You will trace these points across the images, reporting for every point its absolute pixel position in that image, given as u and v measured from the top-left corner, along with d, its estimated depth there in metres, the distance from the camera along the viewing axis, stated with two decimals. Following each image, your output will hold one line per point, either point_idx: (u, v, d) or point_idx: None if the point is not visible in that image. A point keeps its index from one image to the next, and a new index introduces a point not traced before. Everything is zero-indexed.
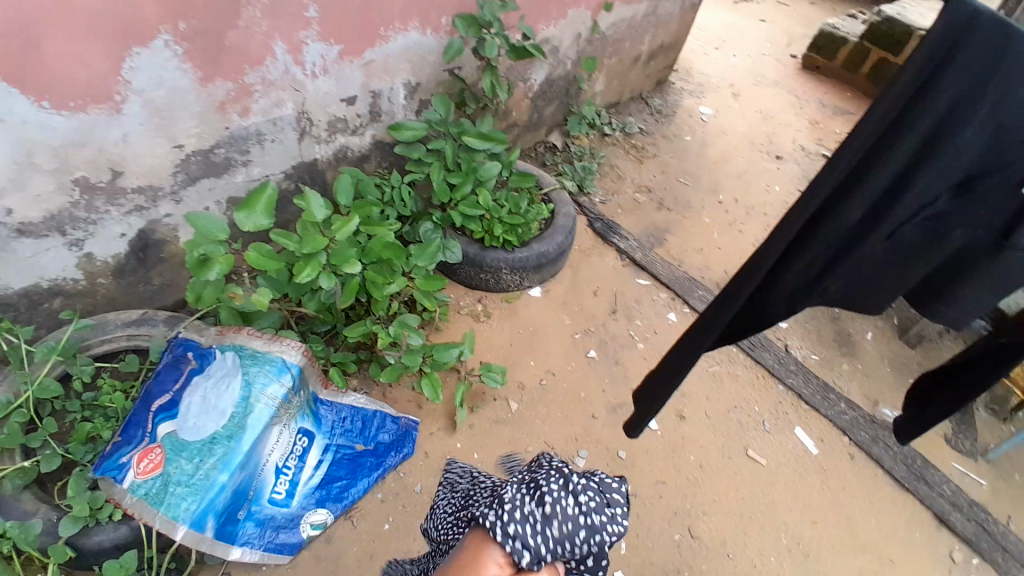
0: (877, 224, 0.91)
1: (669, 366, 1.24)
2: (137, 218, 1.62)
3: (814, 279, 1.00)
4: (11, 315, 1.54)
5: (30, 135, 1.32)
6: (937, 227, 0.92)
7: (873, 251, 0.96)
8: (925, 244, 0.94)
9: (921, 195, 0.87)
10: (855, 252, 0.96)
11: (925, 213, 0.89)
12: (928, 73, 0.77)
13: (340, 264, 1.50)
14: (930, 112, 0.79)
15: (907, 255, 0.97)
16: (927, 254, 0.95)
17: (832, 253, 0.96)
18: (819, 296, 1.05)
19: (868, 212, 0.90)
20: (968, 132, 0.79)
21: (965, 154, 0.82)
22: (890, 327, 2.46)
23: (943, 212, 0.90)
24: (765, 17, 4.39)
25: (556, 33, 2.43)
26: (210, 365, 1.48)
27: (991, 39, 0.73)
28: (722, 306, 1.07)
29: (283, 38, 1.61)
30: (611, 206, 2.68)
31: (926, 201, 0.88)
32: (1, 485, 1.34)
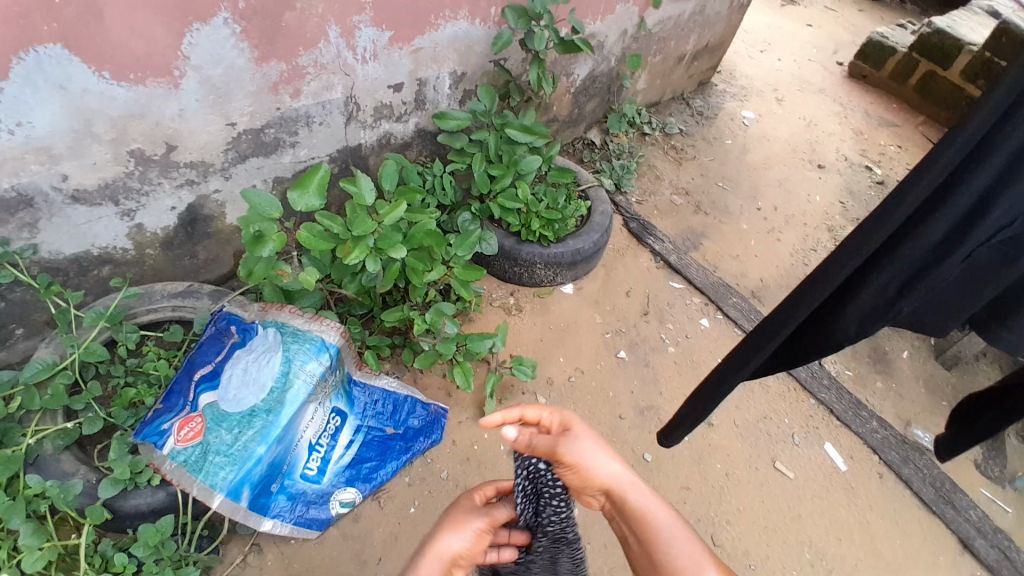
0: (957, 246, 0.88)
1: (707, 386, 1.19)
2: (187, 192, 1.65)
3: (885, 296, 0.96)
4: (61, 279, 1.58)
5: (91, 105, 1.35)
6: (1010, 251, 0.88)
7: (948, 273, 0.93)
8: (998, 264, 0.91)
9: (1005, 215, 0.84)
10: (934, 270, 0.92)
11: (1005, 233, 0.86)
12: (1015, 100, 0.72)
13: (387, 249, 1.52)
14: (1019, 135, 0.75)
15: (979, 278, 0.93)
16: (999, 275, 0.92)
17: (909, 272, 0.92)
18: (889, 318, 1.03)
19: (948, 234, 0.86)
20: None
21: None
22: (926, 346, 2.41)
23: (1022, 234, 0.86)
24: (812, 22, 4.29)
25: (603, 29, 2.41)
26: (252, 340, 1.53)
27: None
28: (774, 327, 1.00)
29: (337, 22, 1.62)
30: (646, 206, 2.65)
31: (1005, 221, 0.85)
32: (42, 444, 1.38)
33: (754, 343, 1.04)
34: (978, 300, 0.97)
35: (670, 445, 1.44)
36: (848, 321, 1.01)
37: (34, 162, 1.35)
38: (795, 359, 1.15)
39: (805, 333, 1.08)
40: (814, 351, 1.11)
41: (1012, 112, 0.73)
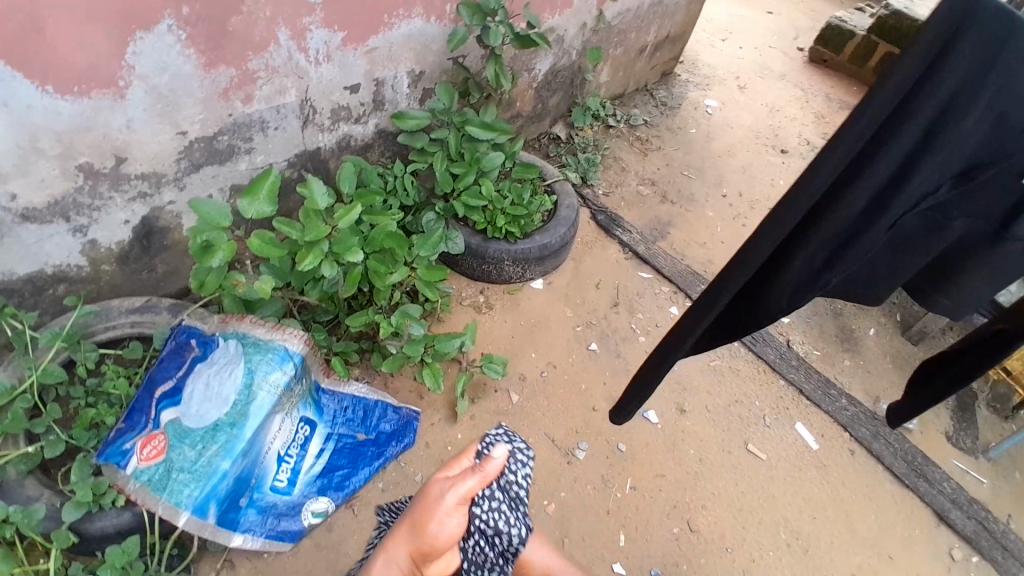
0: (878, 217, 0.89)
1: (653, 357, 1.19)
2: (141, 205, 1.61)
3: (816, 268, 0.97)
4: (15, 300, 1.54)
5: (34, 120, 1.31)
6: (938, 217, 0.91)
7: (876, 243, 0.93)
8: (926, 233, 0.93)
9: (924, 185, 0.85)
10: (857, 243, 0.92)
11: (929, 203, 0.88)
12: (928, 62, 0.74)
13: (342, 253, 1.50)
14: (934, 99, 0.76)
15: (908, 247, 0.96)
16: (929, 243, 0.94)
17: (834, 242, 0.92)
18: (823, 288, 1.02)
19: (870, 203, 0.87)
20: (970, 119, 0.78)
21: (966, 145, 0.82)
22: (892, 323, 2.45)
23: (945, 203, 0.89)
24: (772, 8, 4.34)
25: (561, 23, 2.41)
26: (214, 353, 1.50)
27: (995, 23, 0.71)
28: (713, 296, 1.00)
29: (286, 24, 1.60)
30: (614, 198, 2.66)
31: (928, 191, 0.88)
32: (4, 470, 1.34)
33: (695, 311, 1.04)
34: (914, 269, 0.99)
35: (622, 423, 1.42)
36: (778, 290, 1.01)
37: None
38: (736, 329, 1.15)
39: (739, 301, 1.08)
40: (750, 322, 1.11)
41: (926, 82, 0.75)
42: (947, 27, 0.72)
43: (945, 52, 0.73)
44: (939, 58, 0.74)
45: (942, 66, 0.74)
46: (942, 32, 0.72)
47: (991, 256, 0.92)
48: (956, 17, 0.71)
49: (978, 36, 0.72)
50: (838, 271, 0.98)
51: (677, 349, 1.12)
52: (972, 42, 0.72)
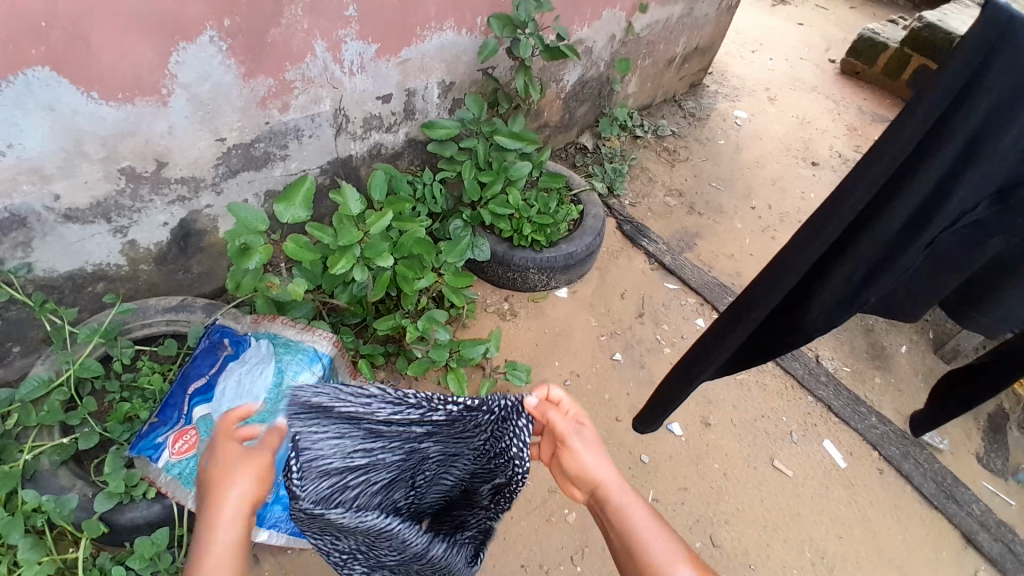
0: (917, 234, 0.88)
1: (680, 368, 1.19)
2: (179, 208, 1.67)
3: (853, 283, 0.96)
4: (55, 296, 1.60)
5: (80, 125, 1.37)
6: (974, 235, 0.90)
7: (912, 260, 0.93)
8: (964, 250, 0.93)
9: (961, 205, 0.84)
10: (895, 261, 0.92)
11: (966, 220, 0.88)
12: (965, 84, 0.72)
13: (374, 257, 1.53)
14: (972, 122, 0.75)
15: (943, 263, 0.96)
16: (967, 260, 0.94)
17: (873, 260, 0.92)
18: (859, 307, 1.02)
19: (907, 222, 0.86)
20: (1008, 139, 0.76)
21: (1006, 162, 0.80)
22: (925, 341, 2.39)
23: (983, 221, 0.88)
24: (804, 20, 4.30)
25: (590, 35, 2.43)
26: (246, 352, 1.55)
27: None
28: (754, 299, 0.98)
29: (323, 36, 1.65)
30: (640, 208, 2.66)
31: (966, 210, 0.87)
32: (38, 460, 1.40)
33: (720, 327, 1.05)
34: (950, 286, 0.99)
35: (644, 432, 1.44)
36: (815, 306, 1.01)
37: (25, 182, 1.37)
38: (768, 344, 1.15)
39: (778, 320, 1.09)
40: (790, 337, 1.10)
41: (963, 100, 0.73)
42: (984, 46, 0.70)
43: (983, 73, 0.71)
44: (976, 79, 0.72)
45: (980, 89, 0.72)
46: (980, 52, 0.70)
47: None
48: (990, 36, 0.69)
49: (1020, 55, 0.70)
50: (876, 287, 0.98)
51: (710, 364, 1.12)
52: (1011, 62, 0.70)
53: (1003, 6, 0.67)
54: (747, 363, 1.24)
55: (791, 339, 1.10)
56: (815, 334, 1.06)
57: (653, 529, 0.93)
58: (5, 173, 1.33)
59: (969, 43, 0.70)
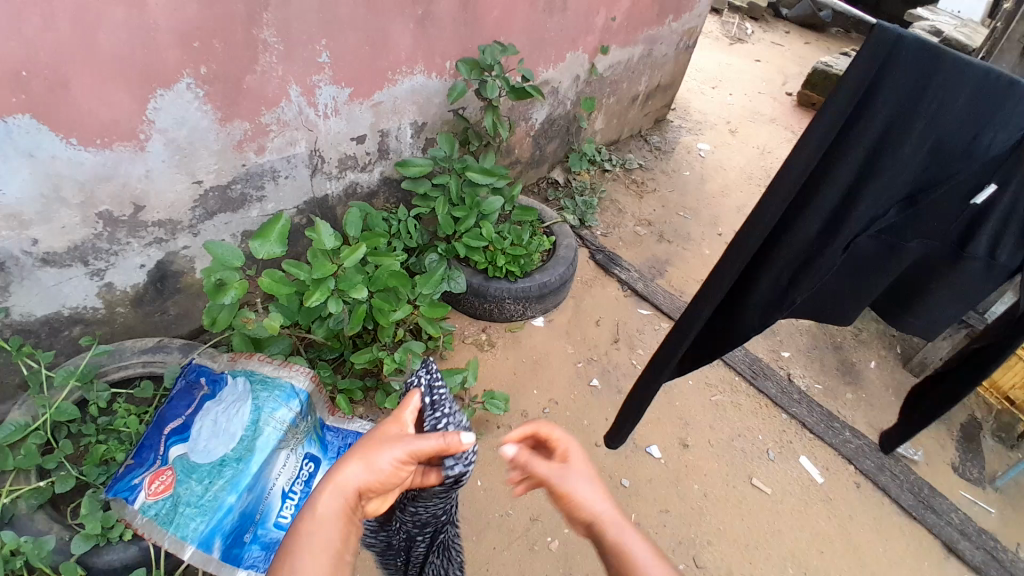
0: (831, 239, 0.97)
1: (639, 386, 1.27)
2: (156, 250, 1.70)
3: (779, 284, 1.05)
4: (32, 340, 1.60)
5: (59, 171, 1.41)
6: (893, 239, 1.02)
7: (835, 264, 1.01)
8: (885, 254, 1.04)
9: (872, 209, 0.94)
10: (817, 263, 1.01)
11: (880, 224, 0.98)
12: (861, 98, 0.80)
13: (347, 290, 1.57)
14: (871, 132, 0.83)
15: (867, 265, 1.07)
16: (888, 262, 1.06)
17: (794, 265, 1.02)
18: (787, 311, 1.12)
19: (822, 228, 0.95)
20: (907, 147, 0.86)
21: (908, 168, 0.90)
22: (892, 355, 2.47)
23: (897, 225, 1.00)
24: (760, 57, 4.55)
25: (555, 75, 2.56)
26: (222, 391, 1.56)
27: (919, 60, 0.77)
28: (695, 312, 1.06)
29: (297, 82, 1.72)
30: (611, 238, 2.75)
31: (878, 214, 0.97)
32: (15, 504, 1.37)
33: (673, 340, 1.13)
34: (880, 284, 1.12)
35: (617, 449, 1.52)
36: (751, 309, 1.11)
37: (3, 227, 1.39)
38: (720, 344, 1.23)
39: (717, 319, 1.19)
40: (728, 338, 1.20)
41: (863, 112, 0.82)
42: (875, 61, 0.77)
43: (876, 87, 0.80)
44: (869, 93, 0.80)
45: (875, 104, 0.80)
46: (874, 62, 0.77)
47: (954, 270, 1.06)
48: (884, 48, 0.76)
49: (902, 72, 0.78)
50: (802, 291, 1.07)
51: (665, 369, 1.19)
52: (898, 77, 0.79)
53: (891, 29, 0.74)
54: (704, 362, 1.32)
55: (729, 340, 1.21)
56: (752, 334, 1.16)
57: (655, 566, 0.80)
58: None
59: (861, 60, 0.77)
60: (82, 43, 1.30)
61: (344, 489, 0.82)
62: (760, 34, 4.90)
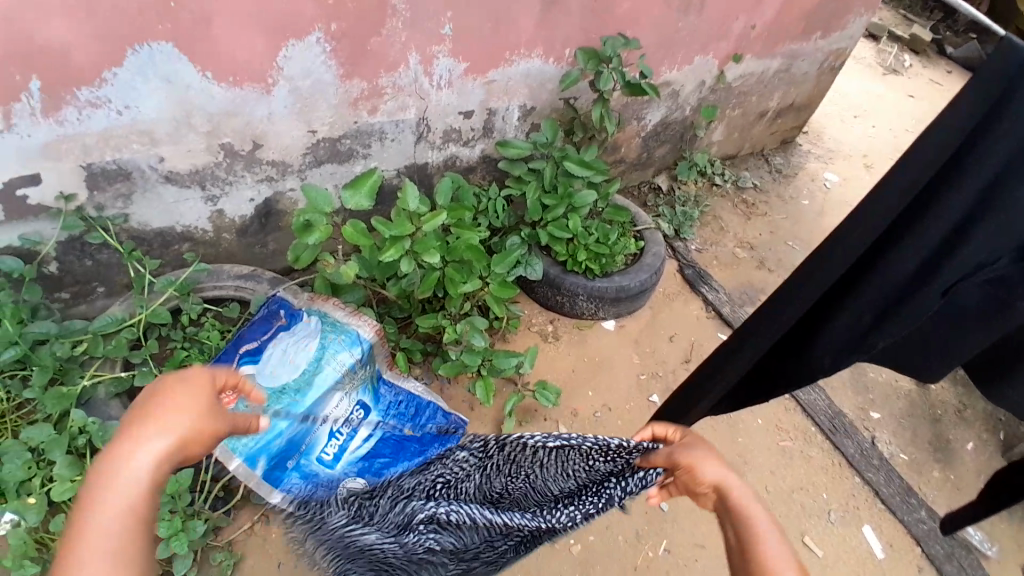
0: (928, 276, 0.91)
1: (679, 397, 1.30)
2: (266, 187, 1.85)
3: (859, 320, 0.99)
4: (146, 247, 1.79)
5: (191, 99, 1.56)
6: (999, 293, 0.92)
7: (923, 306, 0.96)
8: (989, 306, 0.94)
9: (978, 253, 0.87)
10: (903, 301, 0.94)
11: (988, 273, 0.89)
12: (979, 119, 0.78)
13: (421, 253, 1.62)
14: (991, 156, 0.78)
15: (963, 316, 0.98)
16: (992, 318, 0.95)
17: (882, 302, 0.97)
18: (866, 351, 1.06)
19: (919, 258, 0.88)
20: None
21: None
22: (998, 443, 2.17)
23: (1008, 276, 0.88)
24: (917, 93, 4.11)
25: (679, 78, 2.46)
26: (297, 325, 1.68)
27: None
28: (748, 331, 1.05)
29: (418, 50, 1.79)
30: (706, 255, 2.61)
31: (988, 262, 0.89)
32: (96, 389, 1.57)
33: (716, 361, 1.14)
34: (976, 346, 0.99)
35: None
36: (821, 345, 1.06)
37: (136, 142, 1.57)
38: (778, 379, 1.17)
39: (782, 353, 1.12)
40: (791, 377, 1.14)
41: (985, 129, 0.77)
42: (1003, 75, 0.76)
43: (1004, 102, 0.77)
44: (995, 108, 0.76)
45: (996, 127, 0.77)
46: (1001, 78, 0.76)
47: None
48: (1013, 61, 0.75)
49: None
50: (886, 334, 1.02)
51: (721, 382, 1.15)
52: None
53: (1021, 40, 0.73)
54: (769, 394, 1.22)
55: (792, 378, 1.14)
56: (817, 376, 1.10)
57: (769, 530, 0.83)
58: (120, 132, 1.54)
59: (984, 71, 0.77)
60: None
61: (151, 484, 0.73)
62: (921, 68, 4.42)
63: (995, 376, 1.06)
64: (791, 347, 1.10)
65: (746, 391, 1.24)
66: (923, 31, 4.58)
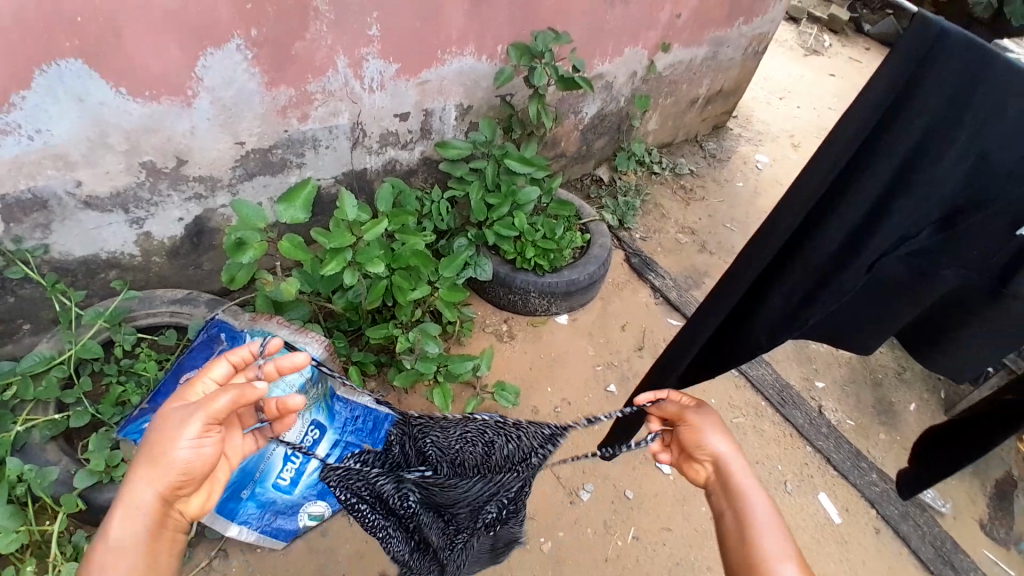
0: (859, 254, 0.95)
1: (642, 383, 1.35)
2: (195, 205, 1.75)
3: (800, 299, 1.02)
4: (68, 278, 1.67)
5: (105, 117, 1.46)
6: (925, 263, 0.97)
7: (855, 281, 1.00)
8: (917, 276, 1.00)
9: (903, 226, 0.92)
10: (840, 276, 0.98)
11: (911, 245, 0.95)
12: (896, 101, 0.81)
13: (364, 263, 1.57)
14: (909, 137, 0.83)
15: (894, 287, 1.03)
16: (916, 288, 1.01)
17: (810, 282, 1.02)
18: (803, 327, 1.10)
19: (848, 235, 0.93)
20: (946, 164, 0.85)
21: (946, 186, 0.87)
22: (935, 400, 2.31)
23: (928, 246, 0.95)
24: (836, 72, 4.32)
25: (611, 70, 2.48)
26: (239, 348, 1.59)
27: (964, 60, 0.76)
28: (703, 316, 1.08)
29: (346, 53, 1.73)
30: (650, 243, 2.66)
31: (910, 233, 0.94)
32: (30, 433, 1.44)
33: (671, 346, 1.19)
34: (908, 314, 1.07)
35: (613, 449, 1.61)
36: (762, 324, 1.10)
37: (50, 167, 1.45)
38: (728, 361, 1.21)
39: (731, 336, 1.16)
40: (735, 354, 1.18)
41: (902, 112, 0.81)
42: (917, 53, 0.77)
43: (915, 85, 0.79)
44: (909, 91, 0.80)
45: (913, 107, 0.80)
46: (911, 63, 0.78)
47: (992, 307, 0.97)
48: (923, 40, 0.76)
49: (948, 75, 0.78)
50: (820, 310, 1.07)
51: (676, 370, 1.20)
52: (942, 76, 0.78)
53: (934, 19, 0.74)
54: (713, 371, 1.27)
55: (737, 355, 1.18)
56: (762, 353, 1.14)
57: (767, 517, 0.90)
58: (32, 158, 1.42)
59: (901, 52, 0.78)
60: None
61: (143, 508, 0.85)
62: (838, 48, 4.64)
63: (928, 343, 1.12)
64: (737, 328, 1.13)
65: (696, 372, 1.27)
66: (838, 13, 4.81)
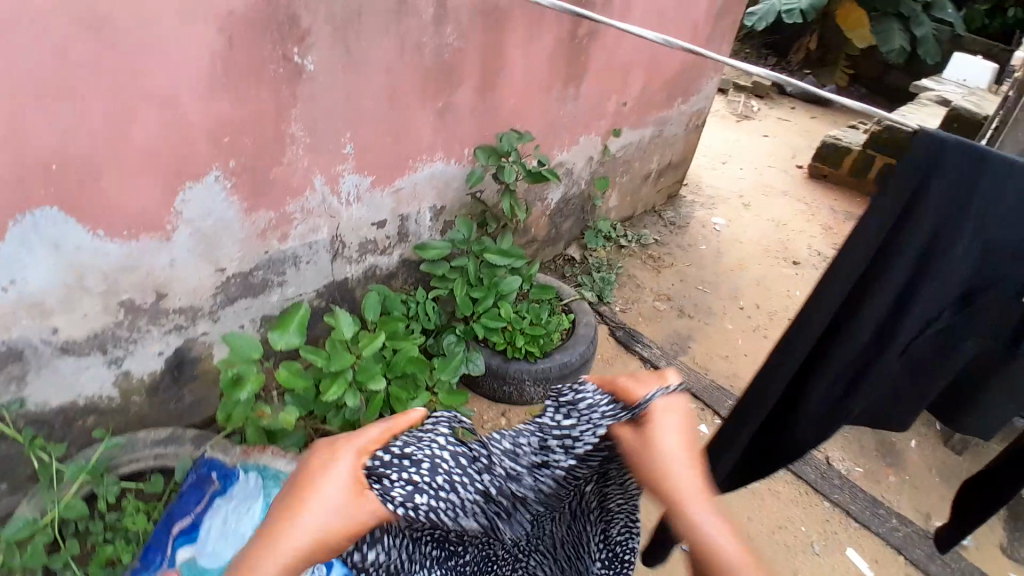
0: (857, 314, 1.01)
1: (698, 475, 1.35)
2: (175, 337, 1.70)
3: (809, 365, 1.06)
4: (44, 432, 1.56)
5: (83, 261, 1.43)
6: (915, 313, 1.03)
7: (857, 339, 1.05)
8: (911, 327, 1.05)
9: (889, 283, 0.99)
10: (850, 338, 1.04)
11: (938, 324, 1.05)
12: (906, 202, 0.95)
13: (365, 380, 1.54)
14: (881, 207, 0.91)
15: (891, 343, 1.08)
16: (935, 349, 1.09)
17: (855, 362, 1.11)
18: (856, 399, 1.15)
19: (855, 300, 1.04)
20: (959, 248, 0.95)
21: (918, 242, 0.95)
22: (932, 433, 2.35)
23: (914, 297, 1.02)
24: (768, 132, 4.69)
25: (570, 158, 2.62)
26: (233, 488, 1.49)
27: (963, 161, 0.89)
28: None
29: (322, 172, 1.78)
30: (630, 314, 2.71)
31: (933, 315, 1.04)
32: None
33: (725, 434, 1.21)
34: (913, 365, 1.12)
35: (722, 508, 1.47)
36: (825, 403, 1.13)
37: (25, 317, 1.40)
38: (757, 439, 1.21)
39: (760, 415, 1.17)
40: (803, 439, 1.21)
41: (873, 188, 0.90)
42: (927, 157, 0.91)
43: (921, 187, 0.93)
44: (917, 193, 0.94)
45: None
46: (917, 171, 0.93)
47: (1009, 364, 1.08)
48: (926, 148, 0.91)
49: (948, 179, 0.91)
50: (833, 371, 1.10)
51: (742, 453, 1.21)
52: (941, 177, 0.91)
53: (933, 132, 0.90)
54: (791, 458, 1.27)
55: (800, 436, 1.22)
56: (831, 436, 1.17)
57: None
58: (5, 310, 1.36)
59: (912, 157, 0.92)
60: (119, 136, 1.34)
61: None
62: (766, 111, 5.07)
63: (933, 389, 1.17)
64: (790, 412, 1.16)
65: (748, 463, 1.37)
66: (759, 81, 5.30)
